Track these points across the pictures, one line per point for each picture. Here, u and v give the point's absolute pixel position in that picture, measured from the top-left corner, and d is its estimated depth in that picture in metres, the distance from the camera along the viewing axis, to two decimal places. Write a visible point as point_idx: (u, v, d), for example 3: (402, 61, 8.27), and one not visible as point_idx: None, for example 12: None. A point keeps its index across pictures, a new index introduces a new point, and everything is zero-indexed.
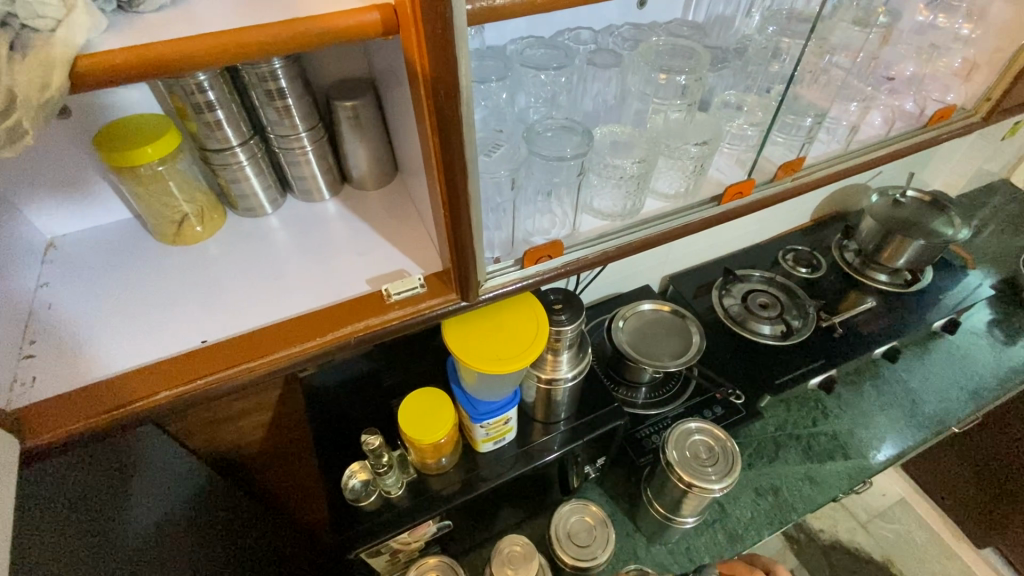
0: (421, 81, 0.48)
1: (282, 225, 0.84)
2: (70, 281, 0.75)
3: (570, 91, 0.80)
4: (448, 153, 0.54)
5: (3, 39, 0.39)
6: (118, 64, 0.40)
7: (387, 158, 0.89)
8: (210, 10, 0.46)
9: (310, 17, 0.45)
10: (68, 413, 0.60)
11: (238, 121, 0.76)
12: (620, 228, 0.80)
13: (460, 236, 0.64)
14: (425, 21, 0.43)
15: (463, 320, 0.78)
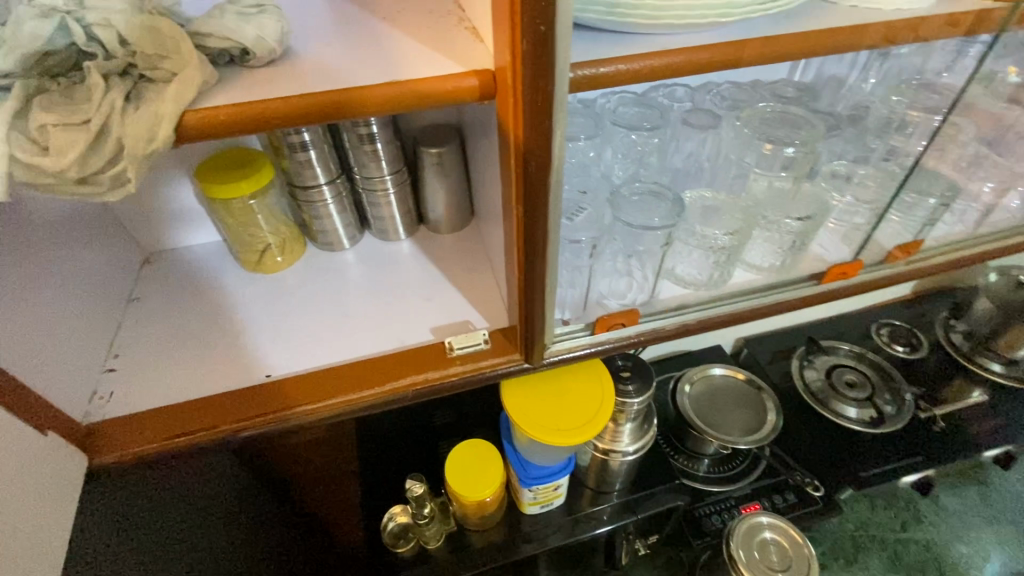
0: (513, 149, 0.46)
1: (357, 262, 0.85)
2: (157, 299, 0.79)
3: (661, 152, 0.76)
4: (531, 221, 0.51)
5: (122, 90, 0.40)
6: (224, 121, 0.41)
7: (465, 202, 0.88)
8: (315, 68, 0.47)
9: (408, 81, 0.44)
10: (137, 434, 0.62)
11: (328, 160, 0.78)
12: (703, 300, 0.73)
13: (532, 301, 0.60)
14: (525, 91, 0.41)
15: (524, 381, 0.74)
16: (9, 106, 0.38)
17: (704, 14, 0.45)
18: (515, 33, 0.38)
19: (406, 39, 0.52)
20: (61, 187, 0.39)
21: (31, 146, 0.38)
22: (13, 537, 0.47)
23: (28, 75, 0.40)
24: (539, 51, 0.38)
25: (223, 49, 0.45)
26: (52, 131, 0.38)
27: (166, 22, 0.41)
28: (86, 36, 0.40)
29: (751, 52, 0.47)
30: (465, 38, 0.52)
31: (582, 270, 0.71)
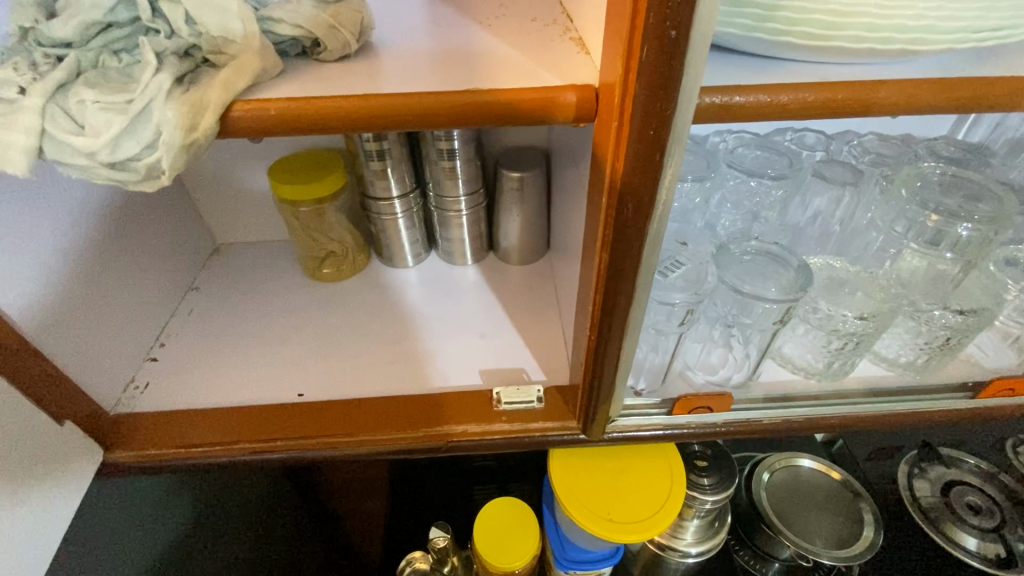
0: (607, 186, 0.37)
1: (418, 283, 0.79)
2: (215, 291, 0.78)
3: (783, 207, 0.63)
4: (615, 276, 0.41)
5: (175, 72, 0.36)
6: (274, 117, 0.36)
7: (542, 234, 0.80)
8: (391, 67, 0.41)
9: (491, 91, 0.37)
10: (156, 435, 0.58)
11: (403, 173, 0.73)
12: (814, 393, 0.60)
13: (601, 366, 0.50)
14: (634, 114, 0.31)
15: (577, 451, 0.63)
16: (56, 77, 0.35)
17: (886, 37, 0.34)
18: (633, 37, 0.29)
19: (500, 46, 0.45)
20: (92, 172, 0.35)
21: (68, 122, 0.34)
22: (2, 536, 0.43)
23: (86, 47, 0.37)
24: (661, 64, 0.29)
25: (292, 36, 0.39)
26: (91, 109, 0.34)
27: (235, 2, 0.37)
28: (150, 11, 0.37)
29: (902, 97, 0.35)
30: (569, 49, 0.44)
31: (669, 336, 0.59)
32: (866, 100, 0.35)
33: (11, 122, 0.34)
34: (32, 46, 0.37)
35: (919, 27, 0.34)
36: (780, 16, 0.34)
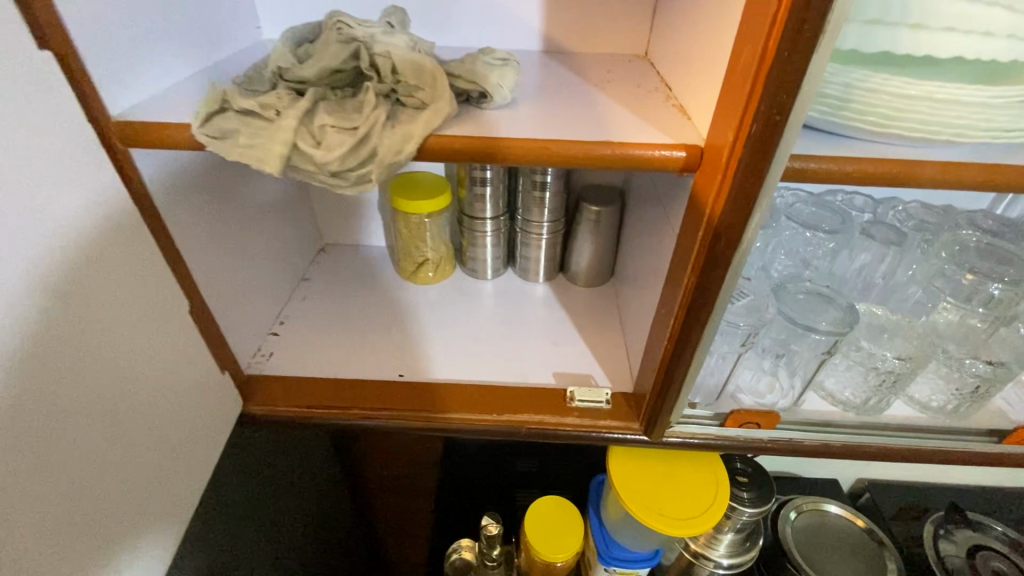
0: (704, 223, 0.47)
1: (495, 293, 0.90)
2: (323, 283, 0.90)
3: (832, 258, 0.72)
4: (699, 296, 0.51)
5: (386, 110, 0.47)
6: (457, 149, 0.48)
7: (609, 262, 0.90)
8: (536, 117, 0.53)
9: (620, 144, 0.48)
10: (283, 394, 0.70)
11: (498, 198, 0.85)
12: (852, 423, 0.67)
13: (672, 374, 0.59)
14: (737, 170, 0.42)
15: (634, 453, 0.72)
16: (302, 105, 0.46)
17: (936, 129, 0.44)
18: (745, 116, 0.40)
19: (616, 107, 0.56)
20: (318, 177, 0.46)
21: (309, 139, 0.46)
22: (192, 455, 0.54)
23: (319, 85, 0.49)
24: (764, 136, 0.40)
25: (465, 90, 0.52)
26: (329, 132, 0.46)
27: (431, 63, 0.49)
28: (369, 63, 0.49)
29: (947, 176, 0.45)
30: (672, 114, 0.55)
31: (725, 359, 0.68)
32: (917, 177, 0.45)
33: (272, 136, 0.45)
34: (280, 81, 0.49)
35: (961, 126, 0.44)
36: (852, 107, 0.44)
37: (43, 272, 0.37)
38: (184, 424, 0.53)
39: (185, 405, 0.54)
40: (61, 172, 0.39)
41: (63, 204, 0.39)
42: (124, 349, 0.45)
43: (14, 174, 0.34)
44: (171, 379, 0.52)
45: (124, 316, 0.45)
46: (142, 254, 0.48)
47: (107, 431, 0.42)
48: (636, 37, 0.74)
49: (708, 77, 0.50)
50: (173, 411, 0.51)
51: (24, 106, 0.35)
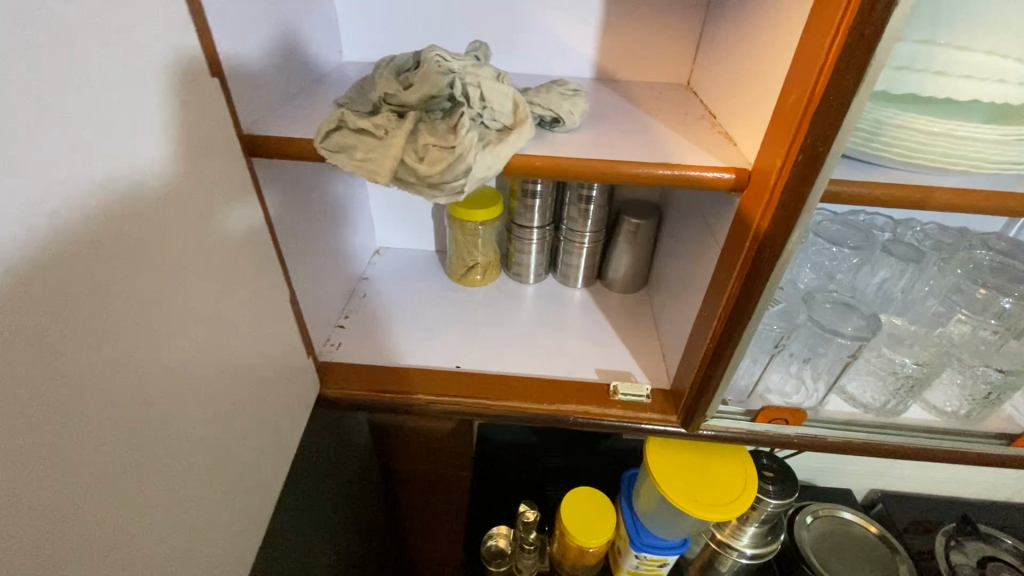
0: (751, 235, 0.55)
1: (537, 296, 0.97)
2: (380, 283, 0.98)
3: (854, 272, 0.79)
4: (742, 299, 0.58)
5: (478, 132, 0.56)
6: (539, 167, 0.56)
7: (644, 271, 0.98)
8: (601, 140, 0.60)
9: (678, 165, 0.56)
10: (355, 378, 0.77)
11: (546, 209, 0.92)
12: (873, 422, 0.73)
13: (713, 370, 0.66)
14: (785, 191, 0.50)
15: (670, 445, 0.78)
16: (408, 127, 0.54)
17: (956, 160, 0.51)
18: (794, 146, 0.48)
19: (669, 132, 0.64)
20: (418, 187, 0.54)
21: (413, 154, 0.54)
22: (285, 427, 0.61)
23: (418, 108, 0.58)
24: (809, 164, 0.47)
25: (540, 114, 0.59)
26: (431, 150, 0.54)
27: (512, 91, 0.58)
28: (461, 91, 0.57)
29: (963, 202, 0.52)
30: (719, 140, 0.63)
31: (757, 360, 0.75)
32: (937, 202, 0.52)
33: (385, 153, 0.53)
34: (384, 103, 0.58)
35: (977, 159, 0.51)
36: (882, 140, 0.52)
37: (206, 259, 0.45)
38: (280, 398, 0.61)
39: (281, 381, 0.61)
40: (217, 177, 0.47)
41: (218, 204, 0.47)
42: (246, 327, 0.52)
43: (189, 180, 0.42)
44: (274, 357, 0.59)
45: (249, 300, 0.53)
46: (262, 248, 0.56)
47: (237, 398, 0.50)
48: (679, 67, 0.81)
49: (751, 109, 0.58)
50: (274, 386, 0.59)
51: (197, 125, 0.44)
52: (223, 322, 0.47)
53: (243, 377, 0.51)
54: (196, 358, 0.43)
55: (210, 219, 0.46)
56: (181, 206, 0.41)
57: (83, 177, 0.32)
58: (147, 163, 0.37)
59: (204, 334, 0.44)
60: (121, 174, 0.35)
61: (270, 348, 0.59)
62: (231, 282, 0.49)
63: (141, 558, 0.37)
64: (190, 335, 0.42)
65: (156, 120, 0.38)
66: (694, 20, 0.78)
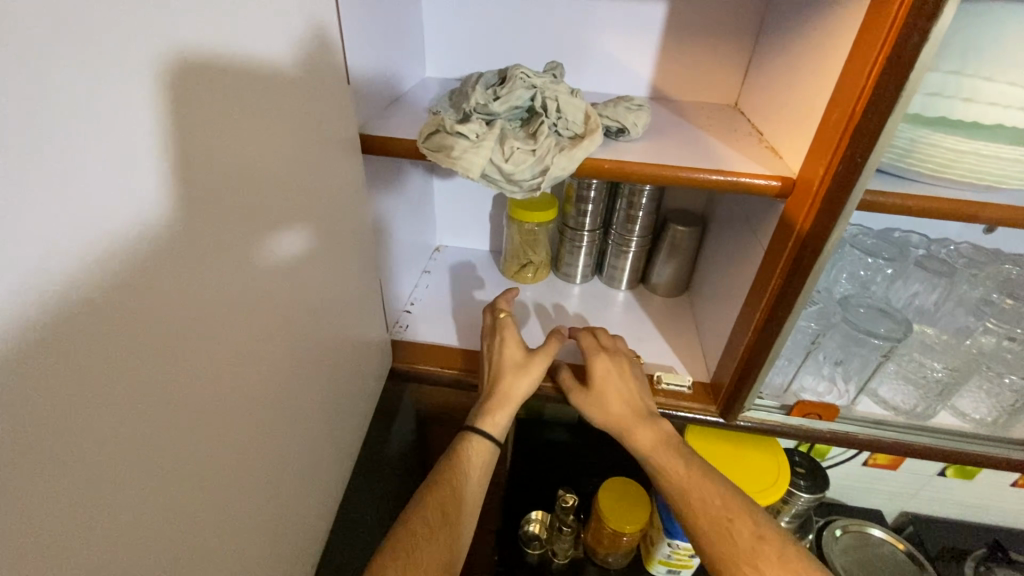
0: (794, 237, 0.61)
1: (583, 296, 1.05)
2: (441, 276, 1.08)
3: (889, 284, 0.83)
4: (783, 294, 0.64)
5: (555, 139, 0.66)
6: (606, 171, 0.64)
7: (686, 276, 1.04)
8: (659, 149, 0.69)
9: (730, 173, 0.64)
10: (424, 355, 0.87)
11: (597, 214, 1.00)
12: (902, 423, 0.78)
13: (752, 362, 0.72)
14: (826, 196, 0.57)
15: (707, 434, 0.85)
16: (496, 133, 0.64)
17: (979, 177, 0.57)
18: (836, 157, 0.55)
19: (720, 146, 0.72)
20: (503, 184, 0.65)
21: (501, 155, 0.64)
22: (353, 386, 0.70)
23: (503, 118, 0.67)
24: (848, 174, 0.54)
25: (607, 126, 0.68)
26: (516, 152, 0.64)
27: (582, 103, 0.68)
28: (541, 104, 0.67)
29: (988, 214, 0.57)
30: (765, 153, 0.70)
31: (794, 361, 0.79)
32: (962, 213, 0.58)
33: (476, 152, 0.63)
34: (473, 113, 0.67)
35: (998, 176, 0.57)
36: (909, 158, 0.59)
37: (313, 230, 0.54)
38: (353, 361, 0.69)
39: (355, 347, 0.70)
40: (327, 165, 0.57)
41: (325, 187, 0.57)
42: (335, 293, 0.61)
43: (308, 163, 0.52)
44: (352, 323, 0.68)
45: (339, 273, 0.62)
46: (353, 228, 0.65)
47: (324, 351, 0.59)
48: (727, 91, 0.90)
49: (796, 127, 0.65)
50: (349, 349, 0.67)
51: (314, 121, 0.54)
52: (319, 284, 0.57)
53: (329, 335, 0.60)
54: (298, 310, 0.52)
55: (320, 198, 0.56)
56: (300, 185, 0.51)
57: (248, 149, 0.42)
58: (283, 143, 0.47)
59: (307, 291, 0.54)
60: (269, 152, 0.45)
61: (351, 314, 0.67)
62: (329, 253, 0.59)
63: (259, 460, 0.46)
64: (297, 289, 0.52)
65: (292, 114, 0.48)
66: (744, 49, 0.86)
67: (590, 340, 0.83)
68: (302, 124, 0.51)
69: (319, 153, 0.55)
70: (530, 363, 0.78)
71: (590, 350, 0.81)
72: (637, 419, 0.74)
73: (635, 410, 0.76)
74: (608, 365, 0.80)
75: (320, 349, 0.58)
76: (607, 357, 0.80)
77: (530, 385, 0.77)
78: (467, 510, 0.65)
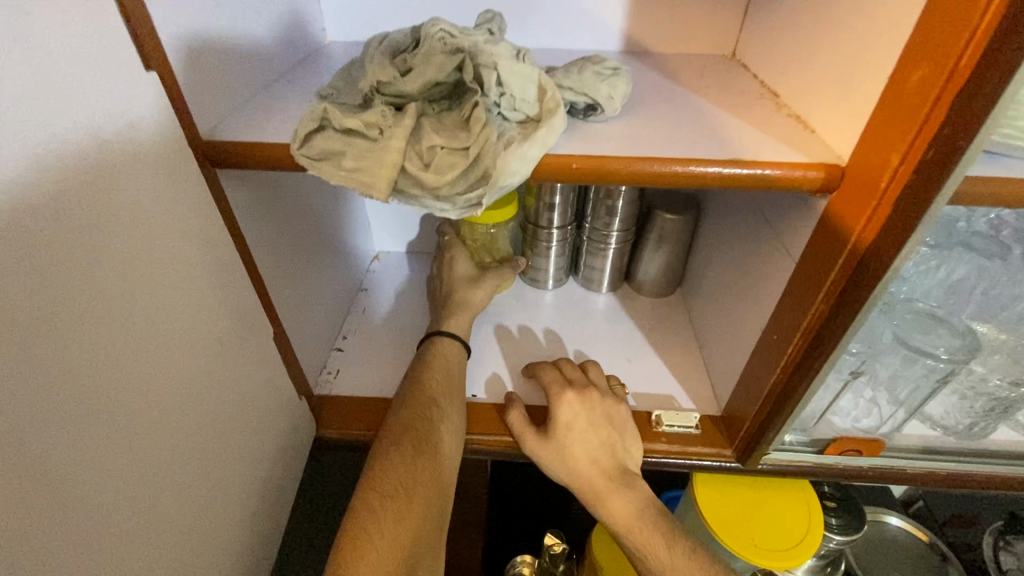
0: (846, 250, 0.43)
1: (556, 304, 0.86)
2: (381, 292, 0.87)
3: (939, 278, 0.56)
4: (825, 327, 0.47)
5: (495, 126, 0.44)
6: (576, 171, 0.44)
7: (680, 272, 0.85)
8: (647, 129, 0.48)
9: (754, 162, 0.44)
10: (355, 415, 0.68)
11: (568, 207, 0.80)
12: (949, 449, 0.65)
13: (780, 406, 0.55)
14: (900, 195, 0.38)
15: (721, 480, 0.68)
16: (408, 123, 0.43)
17: None
18: (920, 137, 0.36)
19: (728, 115, 0.51)
20: (422, 200, 0.43)
21: (417, 159, 0.42)
22: (242, 492, 0.52)
23: (420, 99, 0.46)
24: (939, 166, 0.35)
25: (571, 101, 0.48)
26: (441, 153, 0.42)
27: (536, 71, 0.47)
28: (473, 77, 0.45)
29: None
30: (791, 124, 0.51)
31: (830, 390, 0.60)
32: None
33: (379, 157, 0.42)
34: (375, 95, 0.46)
35: None
36: None
37: (101, 328, 0.34)
38: (236, 462, 0.51)
39: (239, 440, 0.51)
40: (125, 215, 0.36)
41: (122, 250, 0.36)
42: (176, 391, 0.42)
43: (55, 223, 0.31)
44: (225, 412, 0.49)
45: (179, 360, 0.42)
46: (199, 285, 0.44)
47: (161, 484, 0.40)
48: (723, 37, 0.69)
49: (840, 89, 0.46)
50: (222, 452, 0.48)
51: (77, 153, 0.32)
52: (136, 398, 0.37)
53: (167, 457, 0.41)
54: (83, 463, 0.33)
55: (110, 270, 0.35)
56: (43, 268, 0.30)
57: None
58: None
59: (100, 425, 0.34)
60: None
61: (221, 403, 0.48)
62: (148, 342, 0.38)
63: None
64: (74, 434, 0.32)
65: None
66: None
67: (553, 374, 0.63)
68: (20, 162, 0.29)
69: (97, 201, 0.34)
70: (484, 274, 0.77)
71: (552, 389, 0.61)
72: (609, 483, 0.56)
73: (607, 470, 0.56)
74: (576, 406, 0.60)
75: (151, 487, 0.39)
76: (573, 396, 0.60)
77: (484, 296, 0.75)
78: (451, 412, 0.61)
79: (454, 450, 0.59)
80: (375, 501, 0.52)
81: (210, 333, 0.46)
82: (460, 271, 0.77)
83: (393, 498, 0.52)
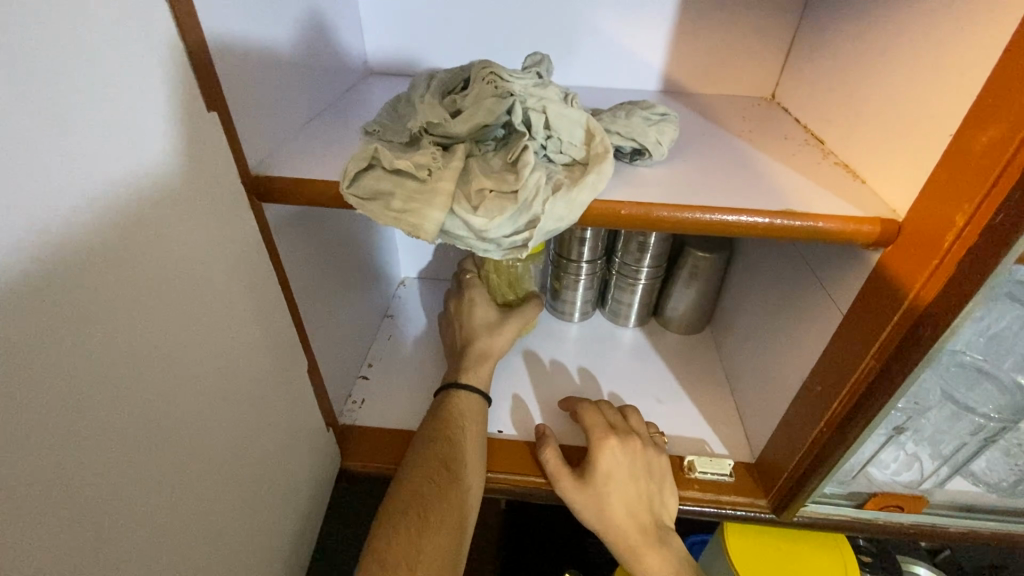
0: (903, 306, 0.42)
1: (581, 337, 0.85)
2: (406, 320, 0.87)
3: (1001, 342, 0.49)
4: (874, 383, 0.46)
5: (545, 170, 0.44)
6: (625, 218, 0.44)
7: (709, 309, 0.84)
8: (695, 175, 0.48)
9: (806, 213, 0.44)
10: (379, 448, 0.67)
11: (598, 241, 0.79)
12: (991, 506, 0.63)
13: (820, 460, 0.53)
14: (963, 260, 0.37)
15: (752, 530, 0.66)
16: (458, 166, 0.43)
17: None
18: (986, 204, 0.35)
19: (773, 163, 0.51)
20: (468, 241, 0.43)
21: (466, 202, 0.42)
22: (269, 529, 0.51)
23: (468, 140, 0.46)
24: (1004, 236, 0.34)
25: (618, 145, 0.47)
26: (488, 196, 0.42)
27: (584, 115, 0.46)
28: (522, 120, 0.45)
29: None
30: (839, 174, 0.50)
31: (873, 442, 0.57)
32: None
33: (428, 199, 0.42)
34: (425, 136, 0.46)
35: None
36: None
37: (151, 369, 0.34)
38: (267, 497, 0.50)
39: (269, 474, 0.51)
40: (183, 252, 0.37)
41: (178, 287, 0.36)
42: (216, 428, 0.42)
43: (122, 261, 0.31)
44: (258, 447, 0.48)
45: (219, 395, 0.42)
46: (241, 319, 0.44)
47: (193, 519, 0.39)
48: (762, 79, 0.69)
49: (896, 142, 0.45)
50: (253, 488, 0.48)
51: (145, 194, 0.33)
52: (178, 435, 0.37)
53: (203, 497, 0.40)
54: (130, 502, 0.33)
55: (165, 309, 0.35)
56: (108, 306, 0.30)
57: None
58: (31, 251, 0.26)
59: (145, 464, 0.34)
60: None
61: (253, 435, 0.47)
62: (195, 377, 0.39)
63: None
64: (121, 474, 0.32)
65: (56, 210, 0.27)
66: (786, 23, 0.65)
67: (596, 417, 0.63)
68: (97, 200, 0.29)
69: (161, 240, 0.34)
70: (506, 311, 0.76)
71: (595, 432, 0.61)
72: (643, 539, 0.56)
73: (642, 524, 0.57)
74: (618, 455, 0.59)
75: (188, 525, 0.39)
76: (614, 443, 0.59)
77: (505, 342, 0.74)
78: (471, 457, 0.61)
79: (473, 500, 0.58)
80: (391, 532, 0.53)
81: (247, 366, 0.46)
82: (486, 303, 0.76)
83: (404, 549, 0.52)
